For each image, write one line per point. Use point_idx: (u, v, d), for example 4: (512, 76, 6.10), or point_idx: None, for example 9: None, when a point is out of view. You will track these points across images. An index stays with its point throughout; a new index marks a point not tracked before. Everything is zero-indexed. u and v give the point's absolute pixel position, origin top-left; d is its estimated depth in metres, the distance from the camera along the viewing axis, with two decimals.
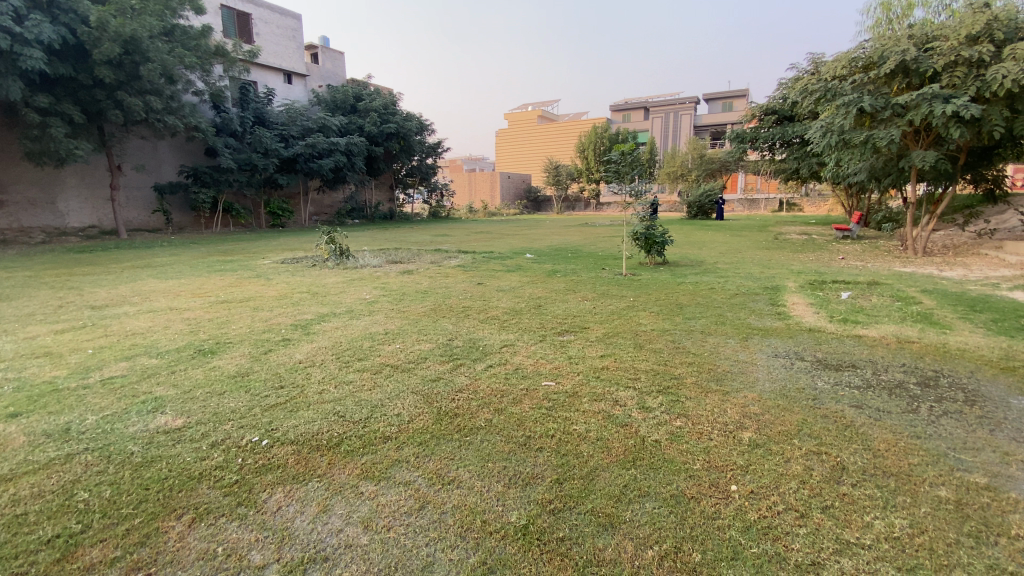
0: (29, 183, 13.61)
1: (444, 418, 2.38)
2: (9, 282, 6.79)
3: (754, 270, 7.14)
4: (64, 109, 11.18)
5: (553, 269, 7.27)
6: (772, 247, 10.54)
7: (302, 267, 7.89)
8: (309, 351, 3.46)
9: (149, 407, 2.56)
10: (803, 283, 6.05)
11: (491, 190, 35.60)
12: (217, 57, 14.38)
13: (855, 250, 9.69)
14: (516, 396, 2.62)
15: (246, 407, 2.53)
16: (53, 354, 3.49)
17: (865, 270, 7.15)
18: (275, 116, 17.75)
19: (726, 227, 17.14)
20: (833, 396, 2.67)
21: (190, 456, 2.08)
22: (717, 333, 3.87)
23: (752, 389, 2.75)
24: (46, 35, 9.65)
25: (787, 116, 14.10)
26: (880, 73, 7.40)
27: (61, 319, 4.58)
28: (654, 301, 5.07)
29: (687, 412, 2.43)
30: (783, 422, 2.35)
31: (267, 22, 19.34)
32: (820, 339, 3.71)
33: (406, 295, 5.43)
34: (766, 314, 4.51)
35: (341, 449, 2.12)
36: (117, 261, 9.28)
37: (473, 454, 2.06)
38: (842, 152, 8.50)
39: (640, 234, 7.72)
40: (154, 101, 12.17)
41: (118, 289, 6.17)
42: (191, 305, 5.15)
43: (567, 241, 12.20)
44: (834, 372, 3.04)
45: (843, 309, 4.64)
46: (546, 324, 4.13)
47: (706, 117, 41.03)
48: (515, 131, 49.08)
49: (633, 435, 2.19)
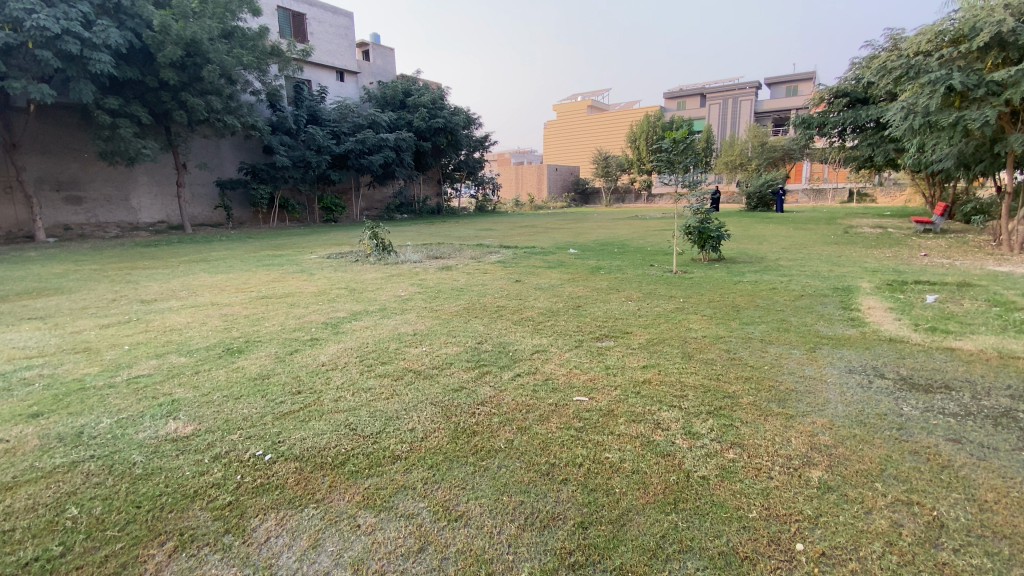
0: (105, 181, 14.55)
1: (462, 436, 2.15)
2: (76, 275, 7.20)
3: (821, 268, 6.50)
4: (131, 110, 11.84)
5: (598, 266, 6.90)
6: (842, 242, 9.66)
7: (345, 262, 7.89)
8: (334, 352, 3.32)
9: (164, 411, 2.48)
10: (880, 284, 5.39)
11: (538, 182, 35.29)
12: (272, 57, 14.78)
13: (939, 246, 8.68)
14: (543, 412, 2.35)
15: (257, 415, 2.40)
16: (91, 350, 3.55)
17: (952, 269, 6.37)
18: (328, 114, 18.17)
19: (789, 218, 16.06)
20: (922, 426, 2.24)
21: (189, 470, 1.96)
22: (780, 343, 3.43)
23: (822, 414, 2.35)
24: (112, 39, 10.16)
25: (861, 99, 12.89)
26: (972, 47, 6.51)
27: (111, 313, 4.73)
28: (706, 303, 4.63)
29: (743, 441, 2.08)
30: (862, 458, 1.96)
31: (320, 21, 19.81)
32: (903, 352, 3.21)
33: (441, 293, 5.25)
34: (836, 320, 3.99)
35: (346, 467, 1.94)
36: (176, 255, 9.68)
37: (488, 482, 1.81)
38: (926, 137, 7.56)
39: (693, 228, 7.20)
40: (213, 101, 12.69)
41: (169, 283, 6.37)
42: (232, 300, 5.20)
43: (615, 235, 11.75)
44: (923, 396, 2.56)
45: (929, 315, 4.05)
46: (585, 327, 3.83)
47: (768, 103, 38.89)
48: (565, 122, 48.39)
49: (676, 468, 1.88)
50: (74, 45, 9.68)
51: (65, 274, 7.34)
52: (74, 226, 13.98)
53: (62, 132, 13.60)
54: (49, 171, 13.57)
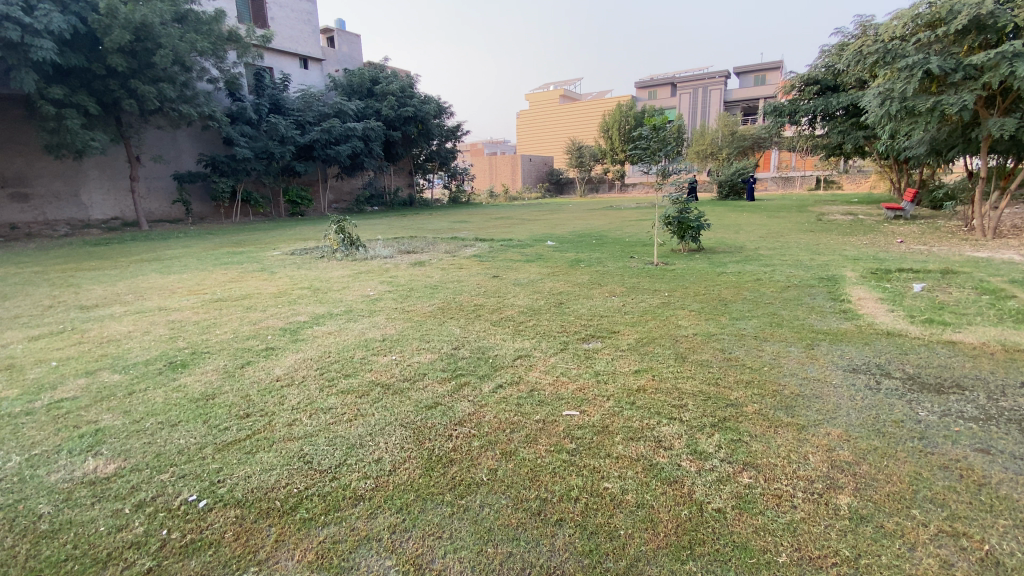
0: (52, 176, 13.59)
1: (436, 466, 1.85)
2: (13, 279, 6.57)
3: (803, 257, 6.39)
4: (78, 99, 10.97)
5: (577, 259, 6.66)
6: (818, 229, 9.65)
7: (310, 259, 7.45)
8: (291, 364, 2.96)
9: (84, 445, 2.07)
10: (864, 273, 5.28)
11: (512, 173, 34.94)
12: (231, 43, 13.94)
13: (913, 232, 8.72)
14: (529, 431, 2.07)
15: (195, 446, 2.04)
16: (13, 367, 3.10)
17: (932, 255, 6.33)
18: (291, 103, 17.39)
19: (762, 207, 16.11)
20: (945, 434, 2.04)
21: (104, 525, 1.59)
22: (776, 339, 3.22)
23: (835, 422, 2.13)
24: (55, 24, 9.34)
25: (831, 86, 12.91)
26: (950, 31, 6.44)
27: (45, 322, 4.24)
28: (693, 297, 4.42)
29: (757, 461, 1.84)
30: (891, 478, 1.74)
31: (282, 6, 18.94)
32: (905, 347, 3.04)
33: (413, 291, 4.92)
34: (828, 313, 3.82)
35: (297, 514, 1.62)
36: (129, 254, 9.04)
37: (468, 528, 1.52)
38: (901, 123, 7.51)
39: (672, 219, 7.03)
40: (167, 89, 11.91)
41: (116, 286, 5.84)
42: (183, 304, 4.74)
43: (591, 226, 11.56)
44: (937, 398, 2.37)
45: (921, 304, 3.93)
46: (569, 327, 3.55)
47: (737, 92, 39.39)
48: (537, 111, 48.02)
49: (686, 500, 1.62)
50: (12, 29, 8.86)
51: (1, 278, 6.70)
52: (20, 224, 13.01)
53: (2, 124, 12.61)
54: None
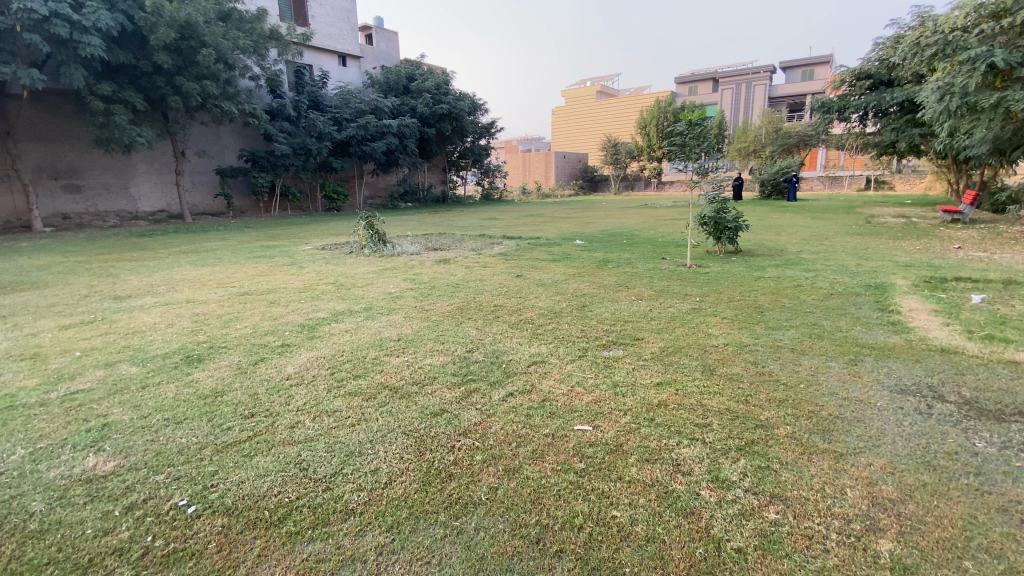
0: (103, 170, 14.25)
1: (434, 481, 1.74)
2: (59, 267, 6.88)
3: (848, 262, 6.00)
4: (126, 95, 11.43)
5: (605, 259, 6.45)
6: (866, 232, 9.10)
7: (338, 254, 7.51)
8: (302, 363, 2.92)
9: (89, 441, 2.07)
10: (916, 281, 4.88)
11: (546, 170, 34.71)
12: (272, 42, 14.26)
13: (972, 237, 8.08)
14: (536, 447, 1.94)
15: (195, 447, 2.00)
16: (39, 356, 3.18)
17: (992, 263, 5.83)
18: (329, 99, 17.70)
19: (806, 207, 15.40)
20: (1006, 471, 1.79)
21: (91, 528, 1.56)
22: (814, 353, 2.98)
23: (878, 452, 1.91)
24: (102, 22, 9.70)
25: (885, 81, 12.18)
26: (1016, 21, 5.92)
27: (78, 311, 4.37)
28: (726, 303, 4.18)
29: (785, 493, 1.66)
30: (941, 522, 1.52)
31: (322, 4, 19.29)
32: (961, 367, 2.75)
33: (435, 289, 4.83)
34: (875, 325, 3.52)
35: (283, 527, 1.54)
36: (168, 245, 9.37)
37: (459, 554, 1.41)
38: (960, 121, 6.94)
39: (708, 219, 6.72)
40: (210, 86, 12.27)
41: (150, 277, 6.00)
42: (209, 297, 4.80)
43: (624, 224, 11.27)
44: (996, 427, 2.11)
45: (980, 318, 3.59)
46: (590, 332, 3.39)
47: (783, 87, 37.92)
48: (573, 108, 47.56)
49: (702, 536, 1.46)
50: (63, 27, 9.26)
51: (48, 266, 7.03)
52: (73, 214, 13.72)
53: (58, 119, 13.28)
54: (46, 159, 13.29)
